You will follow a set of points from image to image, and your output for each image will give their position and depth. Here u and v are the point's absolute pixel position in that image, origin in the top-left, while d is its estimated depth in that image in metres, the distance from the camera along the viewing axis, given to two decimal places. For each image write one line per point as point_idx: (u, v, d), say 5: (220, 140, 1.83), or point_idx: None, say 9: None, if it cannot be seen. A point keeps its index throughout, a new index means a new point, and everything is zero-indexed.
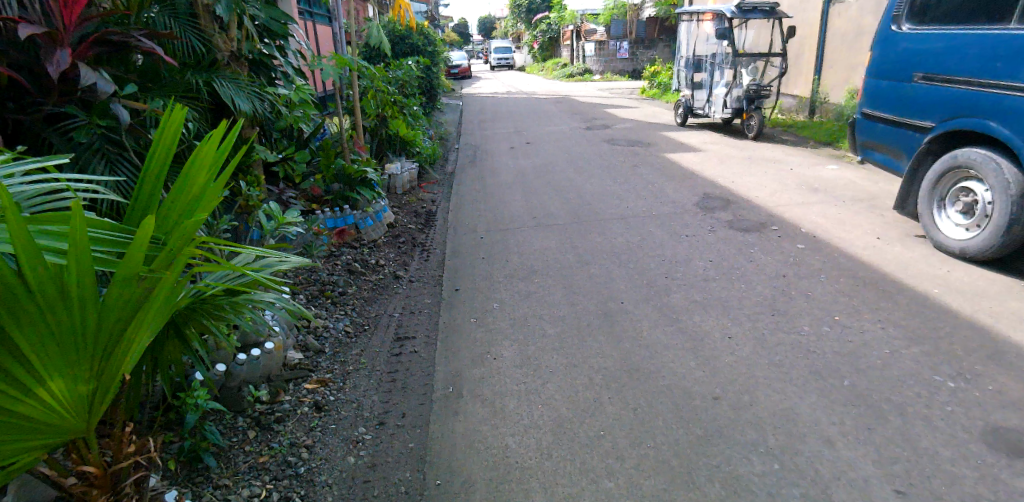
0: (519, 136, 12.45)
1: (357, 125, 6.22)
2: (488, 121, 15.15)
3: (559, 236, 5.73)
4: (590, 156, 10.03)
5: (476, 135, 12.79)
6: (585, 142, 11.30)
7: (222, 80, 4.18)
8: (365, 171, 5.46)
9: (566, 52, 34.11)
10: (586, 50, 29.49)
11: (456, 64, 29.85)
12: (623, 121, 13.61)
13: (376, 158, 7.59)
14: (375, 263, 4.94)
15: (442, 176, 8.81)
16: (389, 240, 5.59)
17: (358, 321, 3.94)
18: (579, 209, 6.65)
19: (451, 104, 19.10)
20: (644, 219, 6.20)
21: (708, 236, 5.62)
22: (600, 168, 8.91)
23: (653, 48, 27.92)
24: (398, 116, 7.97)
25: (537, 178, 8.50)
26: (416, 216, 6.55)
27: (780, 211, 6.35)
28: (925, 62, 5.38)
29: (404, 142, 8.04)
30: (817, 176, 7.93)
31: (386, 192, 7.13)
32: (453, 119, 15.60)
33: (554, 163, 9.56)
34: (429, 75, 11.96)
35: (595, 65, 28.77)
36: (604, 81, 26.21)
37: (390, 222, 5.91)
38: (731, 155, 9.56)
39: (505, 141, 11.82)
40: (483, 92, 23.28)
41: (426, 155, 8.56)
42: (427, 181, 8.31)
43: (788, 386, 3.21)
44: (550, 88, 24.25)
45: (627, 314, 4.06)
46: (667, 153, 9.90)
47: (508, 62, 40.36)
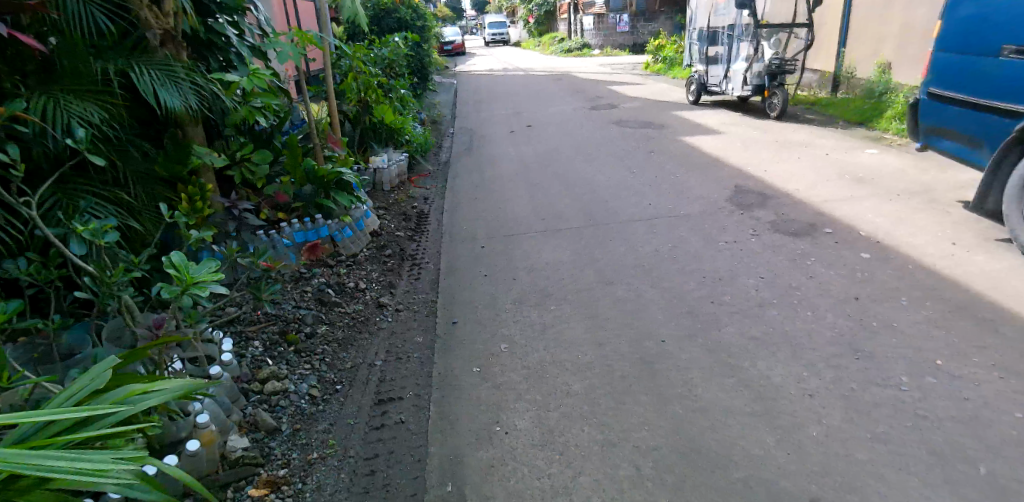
0: (519, 118, 11.51)
1: (336, 113, 5.21)
2: (484, 102, 14.20)
3: (573, 244, 4.85)
4: (598, 141, 9.08)
5: (472, 119, 11.85)
6: (591, 125, 10.37)
7: (141, 68, 3.32)
8: (340, 172, 4.54)
9: (563, 28, 32.87)
10: (584, 24, 28.32)
11: (449, 41, 28.74)
12: (631, 100, 12.64)
13: (357, 150, 6.70)
14: (354, 287, 4.14)
15: (436, 167, 7.92)
16: (373, 253, 4.77)
17: (328, 377, 3.17)
18: (593, 207, 5.76)
19: (445, 84, 18.11)
20: (671, 219, 5.30)
21: (752, 242, 4.73)
22: (611, 157, 7.96)
23: (654, 22, 26.81)
24: (383, 101, 7.05)
25: (542, 168, 7.58)
26: (405, 219, 5.67)
27: (828, 208, 5.46)
28: (1015, 32, 4.41)
29: (392, 131, 7.13)
30: (858, 163, 7.02)
31: (371, 191, 6.33)
32: (448, 101, 14.63)
33: (560, 149, 8.64)
34: (419, 53, 10.97)
35: (594, 40, 27.67)
36: (605, 57, 25.14)
37: (374, 230, 5.07)
38: (754, 137, 8.65)
39: (504, 125, 10.89)
40: (479, 71, 22.26)
41: (417, 145, 7.63)
42: (419, 174, 7.43)
43: (907, 479, 2.36)
44: (549, 64, 23.19)
45: (672, 359, 3.19)
46: (683, 137, 8.96)
47: (504, 39, 39.10)
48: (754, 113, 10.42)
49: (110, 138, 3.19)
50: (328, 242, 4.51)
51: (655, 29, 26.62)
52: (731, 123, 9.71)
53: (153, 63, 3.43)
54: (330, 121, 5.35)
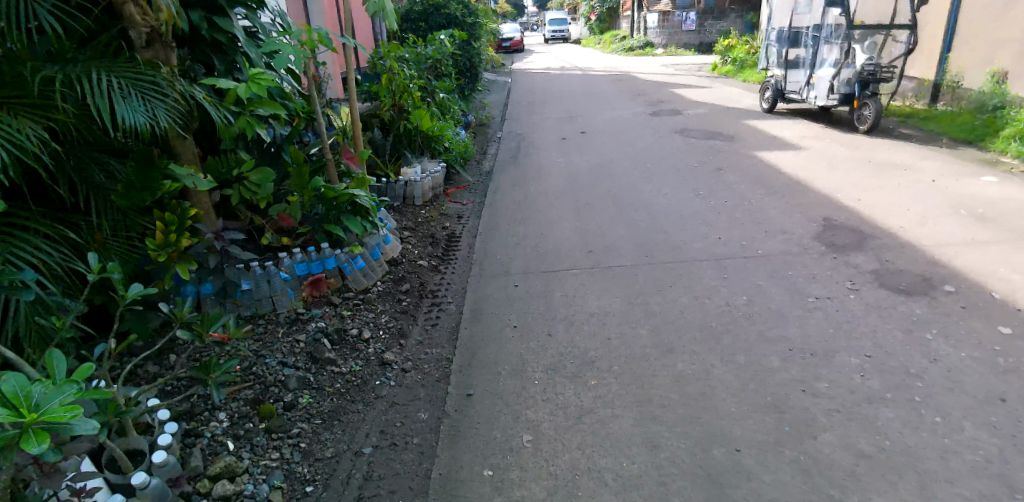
0: (573, 123, 10.72)
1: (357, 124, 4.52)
2: (538, 104, 13.47)
3: (626, 287, 4.06)
4: (660, 153, 8.19)
5: (523, 122, 11.15)
6: (651, 134, 9.49)
7: (104, 78, 2.70)
8: (353, 194, 3.80)
9: (625, 24, 31.66)
10: (647, 21, 27.09)
11: (507, 37, 28.14)
12: (697, 106, 11.65)
13: (386, 159, 6.10)
14: (356, 335, 3.34)
15: (477, 177, 7.23)
16: (390, 286, 4.01)
17: (300, 473, 2.44)
18: (652, 238, 4.95)
19: (499, 83, 17.50)
20: (746, 260, 4.44)
21: (849, 300, 3.84)
22: (674, 174, 7.07)
23: (723, 20, 25.35)
24: (420, 104, 6.40)
25: (595, 184, 6.77)
26: (433, 242, 4.94)
27: (942, 256, 4.49)
28: None
29: (427, 137, 6.48)
30: (973, 194, 5.92)
31: (399, 206, 5.70)
32: (498, 102, 13.98)
33: (616, 161, 7.82)
34: (468, 50, 10.32)
35: (657, 37, 26.42)
36: (669, 55, 23.93)
37: (392, 257, 4.34)
38: (841, 155, 7.60)
39: (556, 130, 10.13)
40: (536, 68, 21.54)
41: (457, 154, 6.96)
42: (456, 186, 6.76)
43: None
44: (608, 62, 22.18)
45: (753, 480, 2.41)
46: (757, 151, 7.97)
47: (565, 35, 38.20)
48: (839, 125, 9.28)
49: (58, 165, 2.66)
50: (333, 275, 3.76)
51: (723, 28, 25.19)
52: (812, 137, 8.62)
53: (126, 69, 2.83)
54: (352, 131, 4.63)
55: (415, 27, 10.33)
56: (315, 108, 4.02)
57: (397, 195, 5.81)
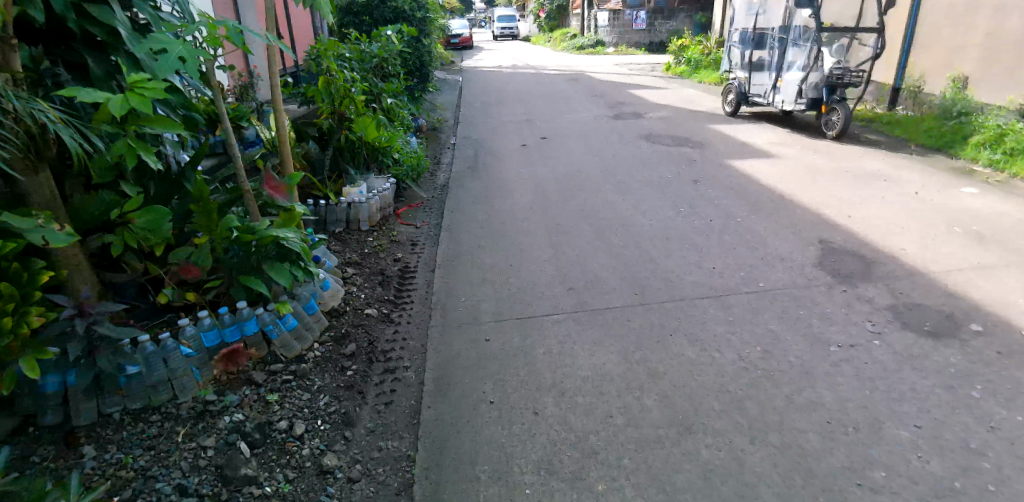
0: (532, 129, 10.08)
1: (285, 140, 3.72)
2: (493, 106, 12.81)
3: (618, 337, 3.37)
4: (627, 161, 7.58)
5: (478, 128, 10.46)
6: (615, 141, 8.96)
7: None
8: (275, 236, 3.04)
9: (575, 22, 31.26)
10: (598, 20, 26.77)
11: (456, 34, 27.34)
12: (658, 109, 11.20)
13: (324, 177, 5.31)
14: (286, 432, 2.66)
15: (432, 192, 6.48)
16: (330, 349, 3.30)
17: None
18: (638, 268, 4.30)
19: (450, 82, 16.75)
20: (750, 296, 3.81)
21: (878, 346, 3.24)
22: (646, 187, 6.45)
23: (674, 20, 25.18)
24: (365, 111, 5.60)
25: (561, 200, 6.07)
26: (382, 281, 4.19)
27: (961, 284, 3.97)
28: None
29: (374, 149, 5.67)
30: (964, 208, 5.51)
31: (341, 234, 4.91)
32: (450, 103, 13.27)
33: (582, 172, 7.20)
34: (418, 49, 9.54)
35: (608, 36, 26.09)
36: (621, 55, 23.59)
37: (331, 309, 3.62)
38: (816, 165, 7.21)
39: (515, 137, 9.46)
40: (488, 66, 20.84)
41: (410, 167, 6.15)
42: (409, 204, 6.00)
43: None
44: (561, 62, 21.69)
45: None
46: (732, 160, 7.48)
47: (514, 33, 37.59)
48: (806, 130, 8.97)
49: None
50: (255, 344, 3.07)
51: (673, 28, 25.05)
52: (783, 146, 8.21)
53: None
54: (279, 148, 3.80)
55: (357, 21, 9.29)
56: (226, 121, 3.15)
57: (338, 219, 5.00)
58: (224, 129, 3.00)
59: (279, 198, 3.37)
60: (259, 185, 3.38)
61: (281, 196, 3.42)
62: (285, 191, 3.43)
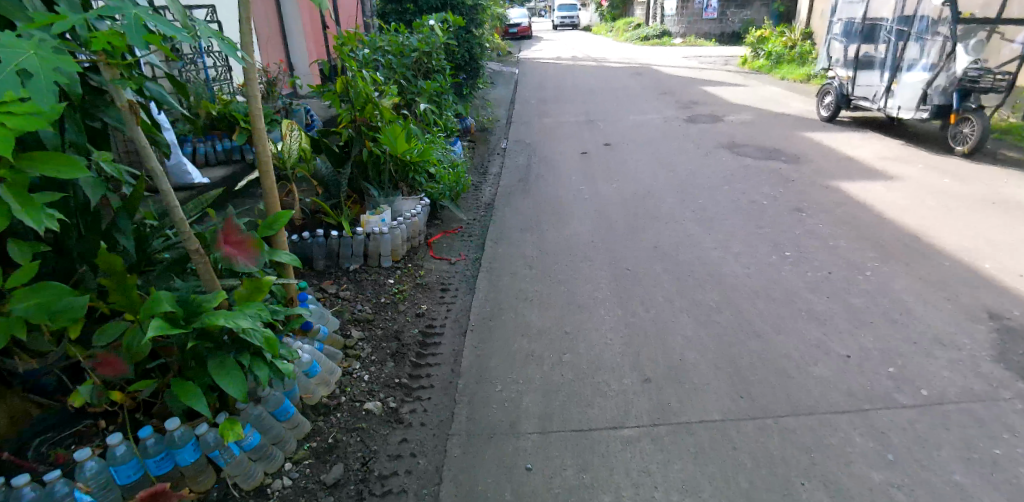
0: (594, 133, 9.05)
1: (265, 166, 2.77)
2: (550, 102, 11.82)
3: (728, 482, 2.40)
4: (707, 179, 6.43)
5: (534, 130, 9.52)
6: (691, 152, 7.83)
7: None
8: (223, 321, 2.09)
9: (639, 11, 29.66)
10: (665, 9, 25.15)
11: (514, 22, 26.31)
12: (739, 113, 9.95)
13: (336, 195, 4.48)
14: None
15: (472, 216, 5.49)
16: (302, 474, 2.37)
17: None
18: (741, 348, 3.28)
19: (504, 74, 15.80)
20: (907, 421, 2.77)
21: None
22: (734, 218, 5.33)
23: (747, 8, 23.04)
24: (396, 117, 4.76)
25: (631, 233, 5.02)
26: (388, 348, 3.19)
27: None
28: None
29: (403, 165, 4.74)
30: None
31: (353, 272, 4.07)
32: (502, 99, 12.37)
33: (656, 191, 6.15)
34: (465, 40, 8.48)
35: (675, 26, 24.46)
36: (689, 46, 22.03)
37: (309, 401, 2.65)
38: (948, 192, 5.92)
39: (575, 144, 8.47)
40: (546, 56, 19.71)
41: (447, 185, 5.16)
42: (445, 230, 5.08)
43: None
44: (624, 53, 20.34)
45: None
46: (837, 182, 6.23)
47: (574, 22, 36.13)
48: (927, 145, 7.68)
49: None
50: (194, 477, 2.15)
51: (746, 18, 23.02)
52: (897, 166, 6.86)
53: None
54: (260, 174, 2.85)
55: (401, 10, 8.58)
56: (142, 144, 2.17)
57: (351, 254, 4.15)
58: (152, 160, 2.08)
59: (240, 262, 2.41)
60: (213, 239, 2.42)
61: (247, 258, 2.43)
62: (251, 248, 2.43)
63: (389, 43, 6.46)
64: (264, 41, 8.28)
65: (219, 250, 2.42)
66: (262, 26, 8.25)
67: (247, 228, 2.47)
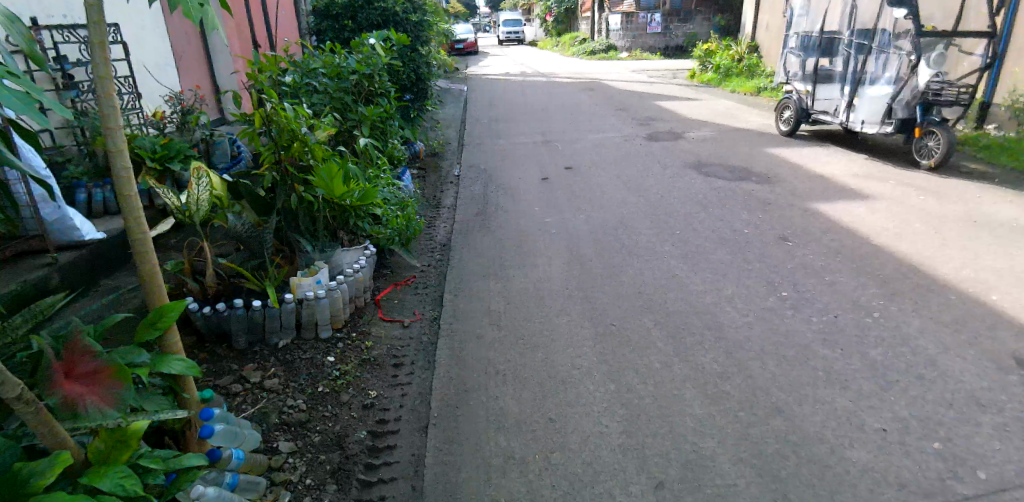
0: (553, 156, 8.53)
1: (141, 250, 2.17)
2: (502, 122, 11.27)
3: None
4: (680, 206, 5.94)
5: (488, 154, 8.94)
6: (657, 173, 7.38)
7: None
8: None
9: (585, 26, 29.69)
10: (611, 23, 25.17)
11: (460, 39, 25.93)
12: (700, 132, 9.64)
13: (258, 251, 3.80)
14: None
15: (429, 261, 4.91)
16: None
17: None
18: (761, 430, 2.69)
19: (453, 92, 15.24)
20: None
21: None
22: (717, 254, 4.84)
23: (690, 22, 23.39)
24: (327, 154, 4.12)
25: (606, 276, 4.43)
26: (330, 463, 2.62)
27: None
28: None
29: (342, 209, 4.10)
30: None
31: (288, 352, 3.47)
32: (452, 119, 11.75)
33: (628, 223, 5.62)
34: (408, 59, 7.83)
35: (621, 41, 24.45)
36: (637, 60, 22.00)
37: None
38: (931, 212, 5.59)
39: (533, 169, 7.92)
40: (495, 73, 19.28)
41: (396, 229, 4.56)
42: (398, 281, 4.49)
43: None
44: (574, 68, 20.11)
45: None
46: (817, 204, 5.82)
47: (520, 37, 35.97)
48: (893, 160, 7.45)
49: None
50: None
51: (690, 32, 23.39)
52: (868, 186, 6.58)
53: None
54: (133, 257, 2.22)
55: (337, 27, 7.88)
56: None
57: (279, 327, 3.54)
58: None
59: (89, 406, 1.78)
60: (48, 375, 1.78)
61: (100, 396, 1.81)
62: (109, 381, 1.82)
63: (327, 64, 5.84)
64: (185, 64, 7.44)
65: (53, 393, 1.77)
66: (182, 47, 7.39)
67: (95, 352, 1.85)
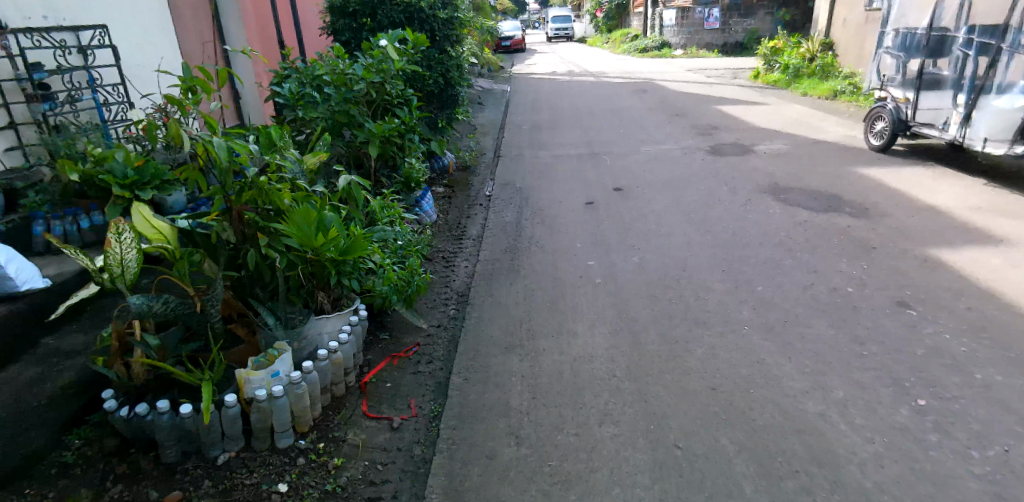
0: (602, 172, 7.55)
1: None
2: (546, 128, 10.31)
3: None
4: (757, 257, 4.95)
5: (527, 167, 8.00)
6: (725, 201, 6.35)
7: None
8: None
9: (636, 21, 28.28)
10: (664, 19, 23.77)
11: (507, 34, 24.92)
12: (771, 147, 8.48)
13: (201, 329, 2.90)
14: None
15: (441, 326, 3.95)
16: None
17: None
18: None
19: (493, 92, 14.30)
20: None
21: None
22: (810, 330, 3.83)
23: (750, 18, 21.84)
24: (305, 195, 3.14)
25: (670, 360, 3.51)
26: None
27: None
28: None
29: (323, 265, 3.13)
30: None
31: (226, 476, 2.55)
32: (490, 124, 10.83)
33: (693, 274, 4.67)
34: (431, 60, 6.88)
35: (674, 37, 23.02)
36: (692, 57, 20.62)
37: None
38: None
39: (579, 187, 6.96)
40: (540, 71, 18.23)
41: (398, 287, 3.56)
42: (399, 354, 3.56)
43: None
44: (624, 66, 18.91)
45: None
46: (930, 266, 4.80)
47: (569, 33, 34.70)
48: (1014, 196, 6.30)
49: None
50: None
51: (750, 28, 21.78)
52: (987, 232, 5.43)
53: None
54: None
55: (356, 27, 6.89)
56: None
57: (221, 435, 2.63)
58: None
59: None
60: None
61: None
62: None
63: (330, 73, 4.94)
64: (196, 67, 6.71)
65: None
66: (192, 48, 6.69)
67: None
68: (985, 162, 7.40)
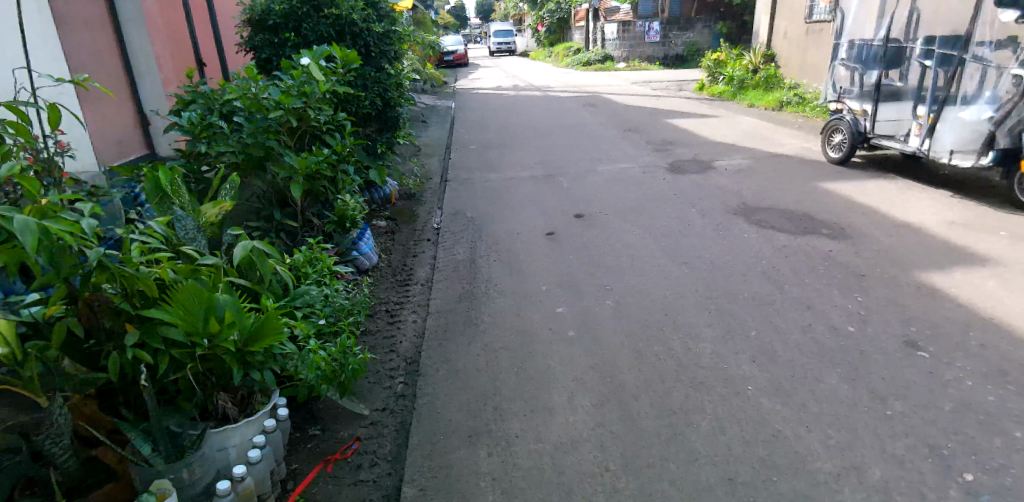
0: (561, 196, 6.95)
1: None
2: (496, 147, 9.67)
3: None
4: (745, 293, 4.41)
5: (479, 192, 7.32)
6: (697, 226, 5.83)
7: None
8: None
9: (577, 35, 28.19)
10: (605, 32, 23.69)
11: (449, 50, 24.31)
12: (733, 162, 8.10)
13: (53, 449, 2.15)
14: None
15: (386, 409, 3.28)
16: None
17: None
18: None
19: (438, 109, 13.57)
20: None
21: None
22: (824, 386, 3.28)
23: (690, 31, 21.99)
24: (190, 272, 2.46)
25: (672, 443, 2.88)
26: None
27: None
28: None
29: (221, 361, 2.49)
30: None
31: None
32: (436, 144, 10.09)
33: (679, 319, 4.07)
34: (367, 77, 6.12)
35: (617, 51, 22.95)
36: (636, 70, 20.52)
37: None
38: None
39: (538, 215, 6.32)
40: (485, 86, 17.64)
41: (327, 371, 2.88)
42: (335, 456, 2.91)
43: None
44: (569, 80, 18.57)
45: None
46: (930, 292, 4.35)
47: (509, 47, 34.43)
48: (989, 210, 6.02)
49: None
50: None
51: (690, 41, 21.92)
52: (973, 250, 5.10)
53: None
54: None
55: (278, 43, 6.07)
56: None
57: None
58: None
59: None
60: None
61: None
62: None
63: (242, 97, 4.16)
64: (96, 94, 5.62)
65: None
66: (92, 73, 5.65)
67: None
68: (948, 173, 7.18)
